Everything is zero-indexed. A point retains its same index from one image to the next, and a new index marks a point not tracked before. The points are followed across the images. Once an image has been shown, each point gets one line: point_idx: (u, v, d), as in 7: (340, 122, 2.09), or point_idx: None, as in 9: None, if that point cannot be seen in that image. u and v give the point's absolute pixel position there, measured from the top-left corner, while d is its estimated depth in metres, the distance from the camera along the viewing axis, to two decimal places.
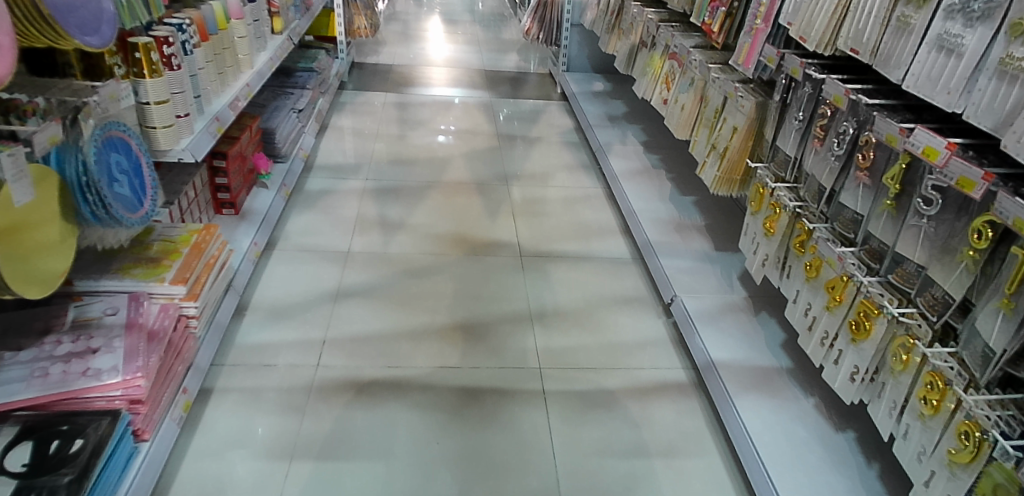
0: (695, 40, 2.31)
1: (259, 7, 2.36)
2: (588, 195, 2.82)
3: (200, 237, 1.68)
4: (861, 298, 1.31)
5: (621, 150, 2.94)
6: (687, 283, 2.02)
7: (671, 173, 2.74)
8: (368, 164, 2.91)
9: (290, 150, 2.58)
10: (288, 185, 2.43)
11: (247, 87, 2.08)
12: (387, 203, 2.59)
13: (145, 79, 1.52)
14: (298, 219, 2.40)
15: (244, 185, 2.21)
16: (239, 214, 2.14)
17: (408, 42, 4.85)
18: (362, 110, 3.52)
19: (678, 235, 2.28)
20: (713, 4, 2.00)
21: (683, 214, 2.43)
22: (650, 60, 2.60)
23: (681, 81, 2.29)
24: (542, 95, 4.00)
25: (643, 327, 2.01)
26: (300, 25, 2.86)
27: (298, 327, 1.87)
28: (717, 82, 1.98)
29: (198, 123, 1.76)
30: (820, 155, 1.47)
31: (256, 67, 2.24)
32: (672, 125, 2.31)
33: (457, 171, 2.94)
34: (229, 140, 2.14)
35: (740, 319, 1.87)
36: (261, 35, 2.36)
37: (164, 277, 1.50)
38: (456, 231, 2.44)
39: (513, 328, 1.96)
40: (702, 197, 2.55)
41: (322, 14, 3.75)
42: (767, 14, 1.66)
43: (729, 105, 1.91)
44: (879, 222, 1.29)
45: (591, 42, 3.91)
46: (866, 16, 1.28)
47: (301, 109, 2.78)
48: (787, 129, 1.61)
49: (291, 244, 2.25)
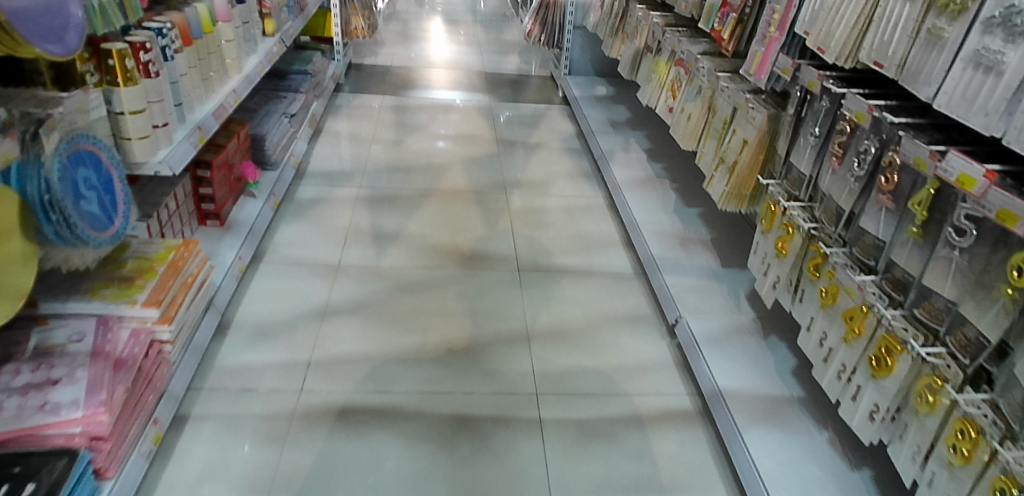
0: (702, 46, 2.20)
1: (249, 8, 2.26)
2: (589, 205, 2.72)
3: (178, 254, 1.58)
4: (882, 331, 1.22)
5: (623, 158, 2.84)
6: (693, 303, 1.92)
7: (675, 183, 2.64)
8: (363, 171, 2.82)
9: (281, 157, 2.49)
10: (277, 194, 2.33)
11: (234, 92, 1.98)
12: (381, 212, 2.50)
13: (119, 88, 1.41)
14: (287, 230, 2.31)
15: (230, 195, 2.12)
16: (224, 226, 2.04)
17: (408, 42, 4.76)
18: (358, 113, 3.43)
19: (683, 250, 2.19)
20: (723, 9, 1.90)
21: (688, 227, 2.33)
22: (655, 66, 2.50)
23: (688, 89, 2.19)
24: (543, 99, 3.90)
25: (646, 348, 1.92)
26: (294, 26, 2.76)
27: (282, 347, 1.77)
28: (726, 92, 1.88)
29: (179, 132, 1.66)
30: (838, 174, 1.37)
31: (244, 71, 2.14)
32: (678, 135, 2.21)
33: (455, 178, 2.85)
34: (215, 148, 2.04)
35: (749, 343, 1.78)
36: (251, 38, 2.27)
37: (137, 298, 1.40)
38: (451, 243, 2.35)
39: (509, 349, 1.86)
40: (707, 209, 2.46)
41: (319, 14, 3.65)
42: (782, 22, 1.56)
43: (738, 117, 1.81)
44: (903, 250, 1.19)
45: (594, 44, 3.82)
46: (892, 28, 1.18)
47: (293, 114, 2.68)
48: (801, 145, 1.51)
49: (279, 256, 2.16)
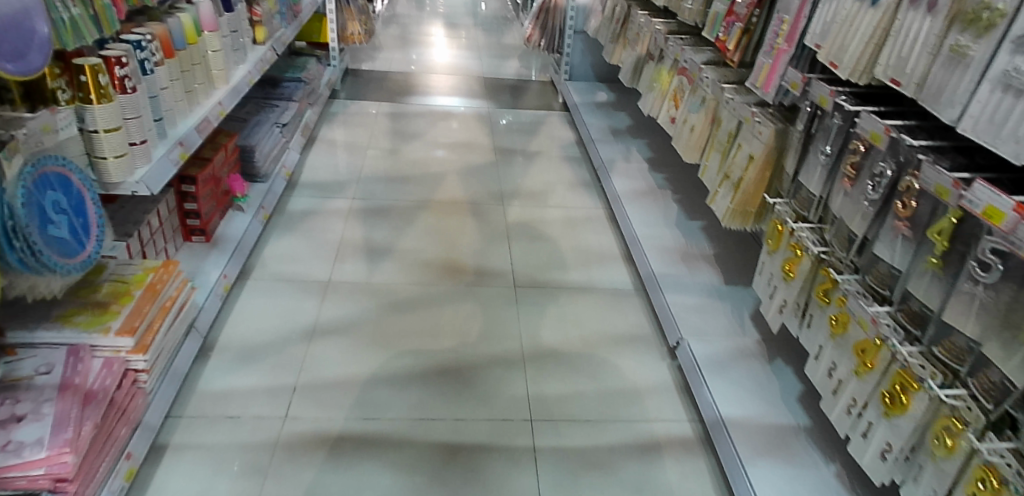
0: (706, 55, 2.13)
1: (238, 16, 2.19)
2: (589, 217, 2.64)
3: (157, 276, 1.51)
4: (896, 367, 1.14)
5: (624, 168, 2.77)
6: (695, 324, 1.85)
7: (677, 195, 2.56)
8: (356, 181, 2.75)
9: (271, 168, 2.42)
10: (267, 207, 2.26)
11: (220, 104, 1.90)
12: (374, 225, 2.43)
13: (92, 105, 1.34)
14: (277, 244, 2.24)
15: (217, 209, 2.05)
16: (210, 242, 1.97)
17: (406, 47, 4.69)
18: (354, 120, 3.36)
19: (685, 267, 2.11)
20: (728, 18, 1.82)
21: (690, 241, 2.25)
22: (657, 75, 2.42)
23: (691, 100, 2.11)
24: (542, 105, 3.83)
25: (646, 371, 1.84)
26: (288, 34, 2.69)
27: (267, 370, 1.70)
28: (731, 104, 1.81)
29: (158, 149, 1.58)
30: (851, 197, 1.30)
31: (232, 82, 2.06)
32: (680, 147, 2.13)
33: (451, 189, 2.78)
34: (200, 162, 1.97)
35: (753, 367, 1.70)
36: (240, 47, 2.19)
37: (110, 326, 1.33)
38: (445, 258, 2.28)
39: (504, 372, 1.79)
40: (710, 222, 2.38)
41: (316, 19, 3.58)
42: (791, 33, 1.49)
43: (744, 131, 1.74)
44: (920, 281, 1.11)
45: (594, 50, 3.74)
46: (911, 43, 1.10)
47: (285, 123, 2.61)
48: (811, 163, 1.44)
49: (267, 272, 2.09)
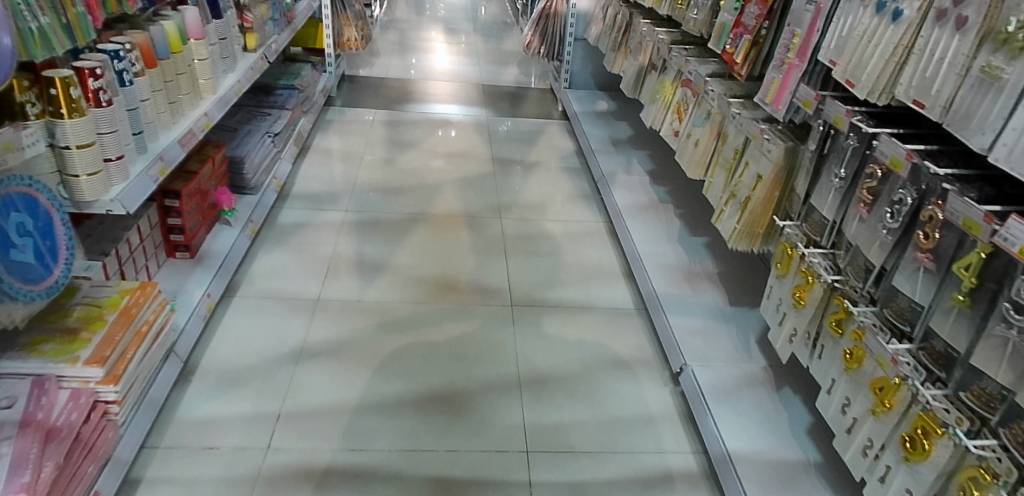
0: (712, 67, 2.05)
1: (228, 22, 2.11)
2: (588, 231, 2.57)
3: (132, 299, 1.43)
4: (918, 410, 1.06)
5: (625, 180, 2.69)
6: (699, 348, 1.77)
7: (680, 209, 2.49)
8: (350, 192, 2.68)
9: (261, 180, 2.34)
10: (256, 220, 2.18)
11: (205, 116, 1.82)
12: (366, 239, 2.35)
13: (63, 120, 1.24)
14: (265, 259, 2.16)
15: (203, 224, 1.97)
16: (194, 258, 1.89)
17: (404, 53, 4.61)
18: (349, 129, 3.28)
19: (688, 286, 2.03)
20: (735, 29, 1.74)
21: (693, 259, 2.18)
22: (660, 86, 2.34)
23: (696, 113, 2.03)
24: (542, 113, 3.76)
25: (647, 397, 1.76)
26: (281, 40, 2.61)
27: (251, 397, 1.62)
28: (738, 119, 1.73)
29: (138, 165, 1.49)
30: (867, 224, 1.22)
31: (219, 92, 1.98)
32: (683, 162, 2.06)
33: (447, 201, 2.70)
34: (185, 175, 1.89)
35: (760, 395, 1.62)
36: (230, 54, 2.11)
37: (79, 356, 1.25)
38: (440, 274, 2.20)
39: (498, 399, 1.71)
40: (714, 238, 2.31)
41: (311, 25, 3.51)
42: (804, 48, 1.42)
43: (751, 149, 1.66)
44: (944, 318, 1.03)
45: (595, 57, 3.67)
46: (936, 63, 1.02)
47: (277, 133, 2.54)
48: (823, 186, 1.36)
49: (253, 289, 2.01)
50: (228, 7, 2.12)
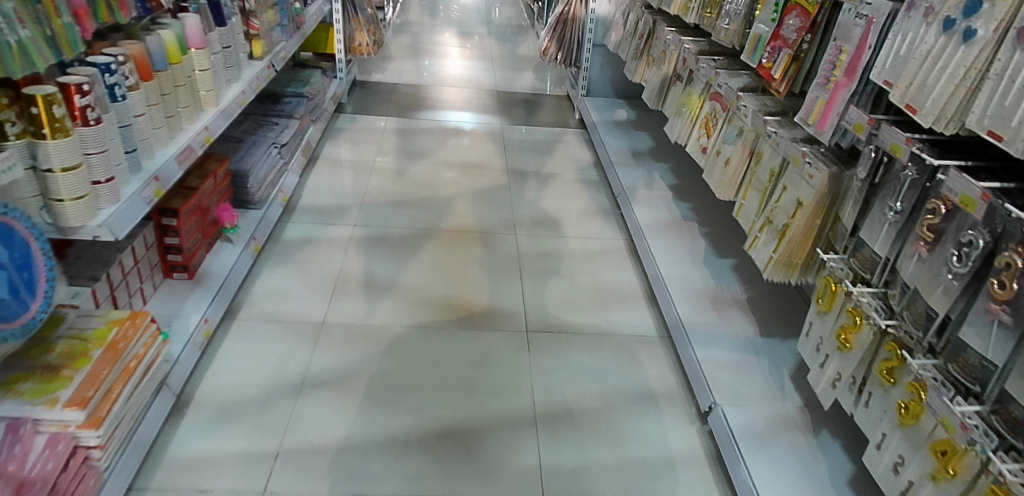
0: (743, 80, 1.92)
1: (233, 30, 2.01)
2: (607, 250, 2.44)
3: (121, 332, 1.33)
4: (991, 483, 0.93)
5: (646, 196, 2.57)
6: (728, 385, 1.64)
7: (705, 228, 2.36)
8: (359, 205, 2.57)
9: (266, 194, 2.24)
10: (260, 237, 2.08)
11: (205, 130, 1.72)
12: (375, 257, 2.24)
13: (45, 141, 1.13)
14: (268, 278, 2.06)
15: (203, 242, 1.88)
16: (193, 279, 1.79)
17: (417, 57, 4.51)
18: (359, 137, 3.18)
19: (716, 314, 1.90)
20: (772, 42, 1.61)
21: (720, 284, 2.05)
22: (686, 99, 2.22)
23: (726, 130, 1.91)
24: (558, 122, 3.64)
25: (672, 437, 1.64)
26: (289, 47, 2.51)
27: (248, 432, 1.52)
28: (775, 140, 1.61)
29: (131, 185, 1.39)
30: (927, 264, 1.09)
31: (222, 103, 1.88)
32: (712, 182, 1.93)
33: (460, 215, 2.59)
34: (184, 192, 1.80)
35: (797, 440, 1.50)
36: (234, 64, 2.01)
37: (60, 396, 1.15)
38: (451, 295, 2.08)
39: (513, 437, 1.59)
40: (742, 260, 2.18)
41: (321, 29, 3.41)
42: (854, 66, 1.29)
43: (790, 172, 1.54)
44: (1021, 382, 0.90)
45: (614, 64, 3.55)
46: (1017, 91, 0.89)
47: (284, 144, 2.44)
48: (875, 220, 1.23)
49: (255, 312, 1.91)
50: (232, 14, 2.02)
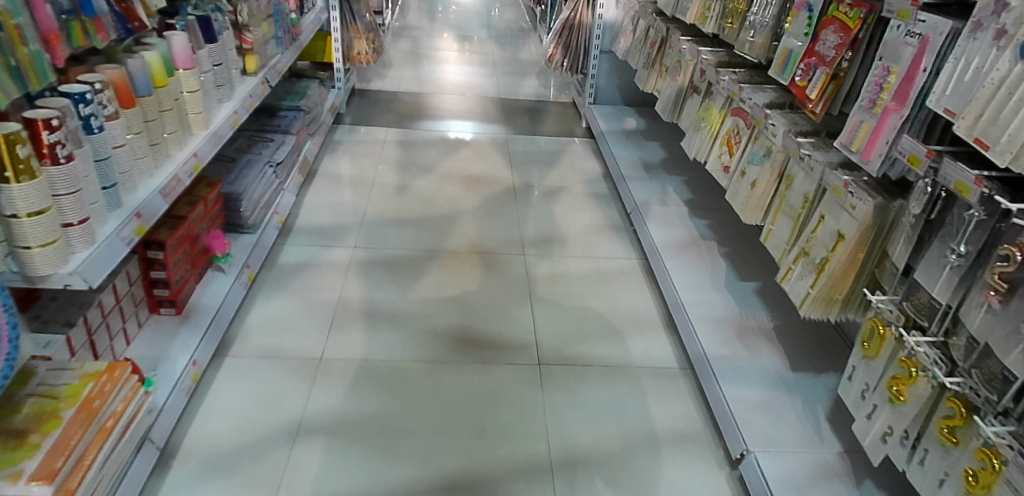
0: (768, 95, 1.80)
1: (224, 45, 1.89)
2: (622, 271, 2.32)
3: (97, 387, 1.20)
4: None
5: (661, 213, 2.44)
6: (760, 429, 1.52)
7: (724, 248, 2.24)
8: (359, 224, 2.45)
9: (261, 216, 2.12)
10: (253, 265, 1.96)
11: (194, 156, 1.60)
12: (377, 282, 2.12)
13: (8, 184, 1.01)
14: (263, 308, 1.94)
15: (192, 273, 1.75)
16: (181, 314, 1.67)
17: (417, 63, 4.38)
18: (359, 150, 3.06)
19: (742, 346, 1.78)
20: (806, 59, 1.49)
21: (744, 311, 1.93)
22: (705, 113, 2.10)
23: (751, 149, 1.79)
24: (564, 130, 3.52)
25: (699, 484, 1.52)
26: (285, 60, 2.39)
27: (240, 487, 1.40)
28: (809, 163, 1.50)
29: (110, 224, 1.27)
30: (1000, 318, 0.97)
31: (213, 125, 1.76)
32: (737, 205, 1.81)
33: (465, 234, 2.47)
34: (172, 221, 1.68)
35: (838, 491, 1.37)
36: (226, 81, 1.89)
37: (23, 469, 1.01)
38: (458, 325, 1.96)
39: (528, 488, 1.47)
40: (766, 284, 2.06)
41: (318, 37, 3.29)
42: (905, 91, 1.17)
43: (828, 200, 1.43)
44: None
45: (623, 71, 3.42)
46: None
47: (280, 162, 2.32)
48: (935, 263, 1.12)
49: (249, 347, 1.78)
50: (223, 29, 1.89)
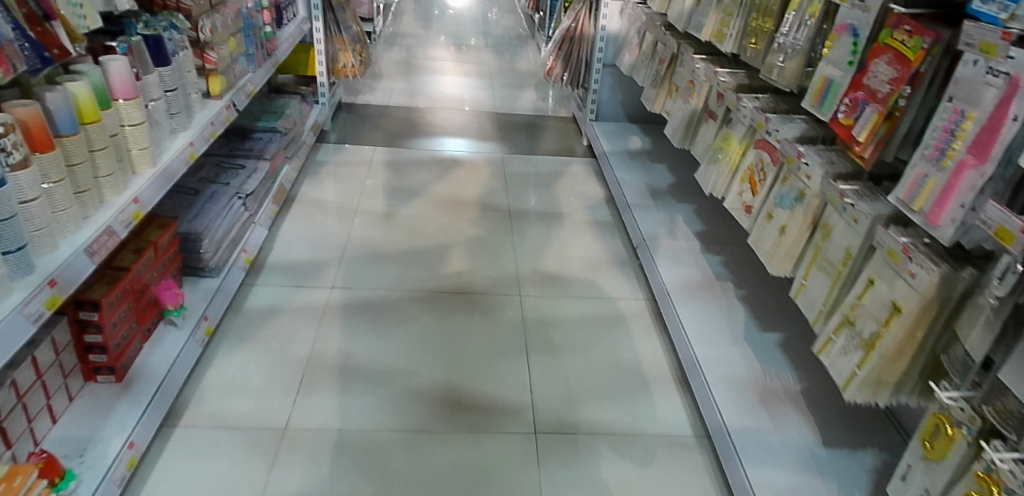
0: (799, 127, 1.59)
1: (181, 66, 1.66)
2: (627, 314, 2.10)
3: None
4: None
5: (670, 248, 2.22)
6: None
7: (742, 290, 2.02)
8: (339, 259, 2.23)
9: (225, 257, 1.89)
10: (213, 316, 1.73)
11: (134, 202, 1.37)
12: (356, 330, 1.90)
13: None
14: (223, 365, 1.72)
15: (138, 331, 1.53)
16: (121, 383, 1.44)
17: (409, 74, 4.16)
18: (343, 172, 2.84)
19: (767, 415, 1.56)
20: (853, 92, 1.27)
21: (768, 370, 1.71)
22: (723, 143, 1.88)
23: (779, 189, 1.56)
24: (565, 149, 3.30)
25: None
26: (257, 79, 2.17)
27: None
28: (853, 214, 1.28)
29: (13, 297, 1.03)
30: None
31: (162, 162, 1.53)
32: (762, 254, 1.58)
33: (455, 270, 2.25)
34: (112, 274, 1.46)
35: None
36: (182, 108, 1.66)
37: None
38: (444, 383, 1.74)
39: None
40: (792, 335, 1.83)
41: (302, 49, 3.07)
42: (987, 143, 0.94)
43: (878, 262, 1.20)
44: None
45: (626, 86, 3.21)
46: None
47: (250, 192, 2.09)
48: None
49: (203, 415, 1.56)
50: (180, 48, 1.67)
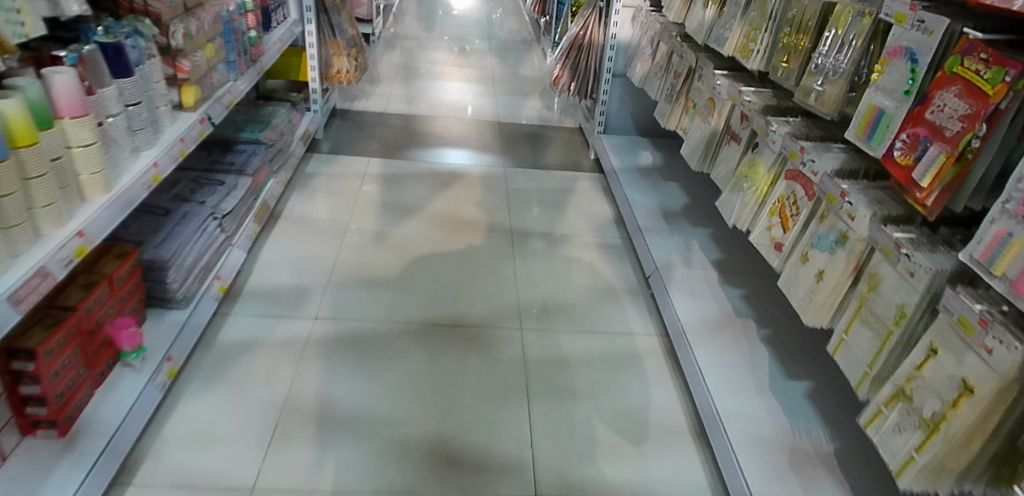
0: (838, 158, 1.41)
1: (146, 76, 1.49)
2: (637, 352, 1.92)
3: None
4: None
5: (685, 279, 2.04)
6: None
7: (765, 330, 1.84)
8: (325, 284, 2.06)
9: (195, 285, 1.72)
10: (177, 356, 1.55)
11: (79, 236, 1.19)
12: (339, 368, 1.72)
13: None
14: (187, 410, 1.54)
15: (88, 377, 1.36)
16: (62, 437, 1.26)
17: (409, 79, 3.98)
18: (334, 185, 2.66)
19: (798, 483, 1.38)
20: (912, 127, 1.09)
21: (797, 425, 1.53)
22: (748, 169, 1.70)
23: (815, 228, 1.38)
24: (571, 162, 3.12)
25: None
26: (239, 88, 2.00)
27: None
28: (908, 266, 1.10)
29: None
30: None
31: (119, 186, 1.35)
32: (795, 300, 1.40)
33: (450, 298, 2.07)
34: (53, 315, 1.29)
35: None
36: (146, 124, 1.48)
37: None
38: (434, 433, 1.56)
39: None
40: (822, 382, 1.65)
41: (293, 53, 2.90)
42: None
43: (942, 325, 1.02)
44: None
45: (637, 97, 3.03)
46: None
47: (228, 212, 1.91)
48: None
49: (160, 471, 1.38)
50: (145, 56, 1.49)
